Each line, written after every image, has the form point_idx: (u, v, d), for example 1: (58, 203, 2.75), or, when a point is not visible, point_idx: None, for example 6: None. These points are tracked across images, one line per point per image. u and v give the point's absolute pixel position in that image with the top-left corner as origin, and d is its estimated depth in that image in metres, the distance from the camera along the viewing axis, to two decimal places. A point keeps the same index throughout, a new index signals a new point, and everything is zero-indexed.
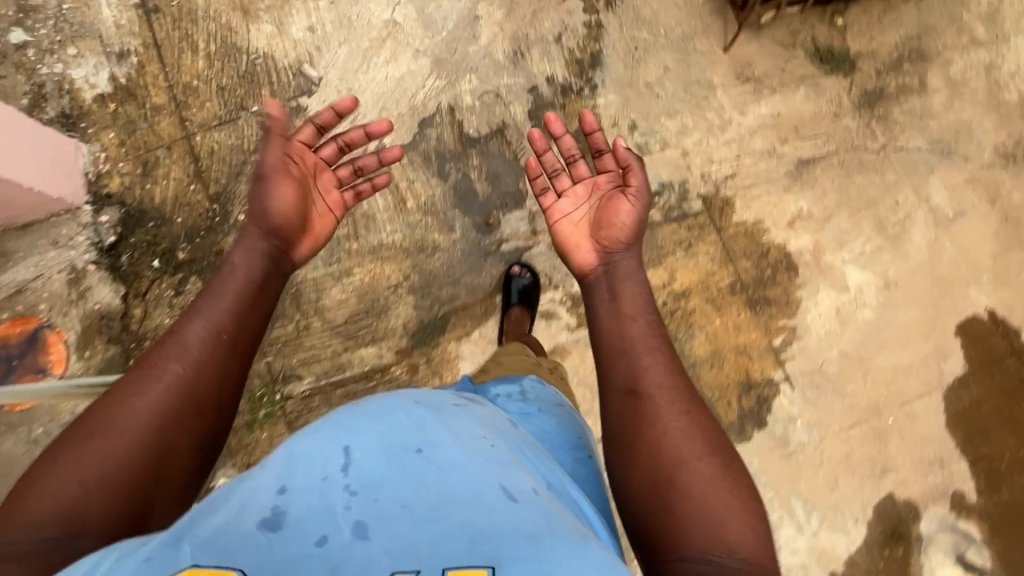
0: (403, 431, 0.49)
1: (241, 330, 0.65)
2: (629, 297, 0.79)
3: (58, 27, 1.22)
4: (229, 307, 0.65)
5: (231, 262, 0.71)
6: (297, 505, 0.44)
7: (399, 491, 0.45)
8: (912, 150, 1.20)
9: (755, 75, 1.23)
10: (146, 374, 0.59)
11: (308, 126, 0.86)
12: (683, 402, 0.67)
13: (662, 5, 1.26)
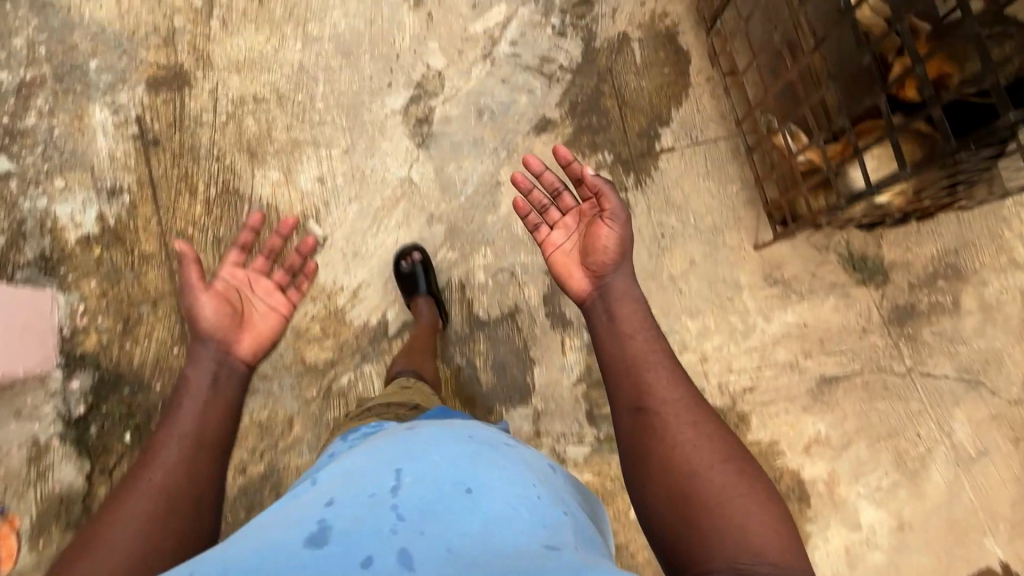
0: (451, 471, 0.61)
1: (198, 438, 0.71)
2: (627, 316, 0.79)
3: (47, 154, 1.13)
4: (191, 414, 0.72)
5: (184, 377, 0.77)
6: (347, 520, 0.54)
7: (448, 532, 0.53)
8: (939, 376, 1.15)
9: (784, 278, 1.17)
10: (129, 493, 0.65)
11: (234, 250, 0.88)
12: (688, 414, 0.70)
13: (693, 189, 1.20)
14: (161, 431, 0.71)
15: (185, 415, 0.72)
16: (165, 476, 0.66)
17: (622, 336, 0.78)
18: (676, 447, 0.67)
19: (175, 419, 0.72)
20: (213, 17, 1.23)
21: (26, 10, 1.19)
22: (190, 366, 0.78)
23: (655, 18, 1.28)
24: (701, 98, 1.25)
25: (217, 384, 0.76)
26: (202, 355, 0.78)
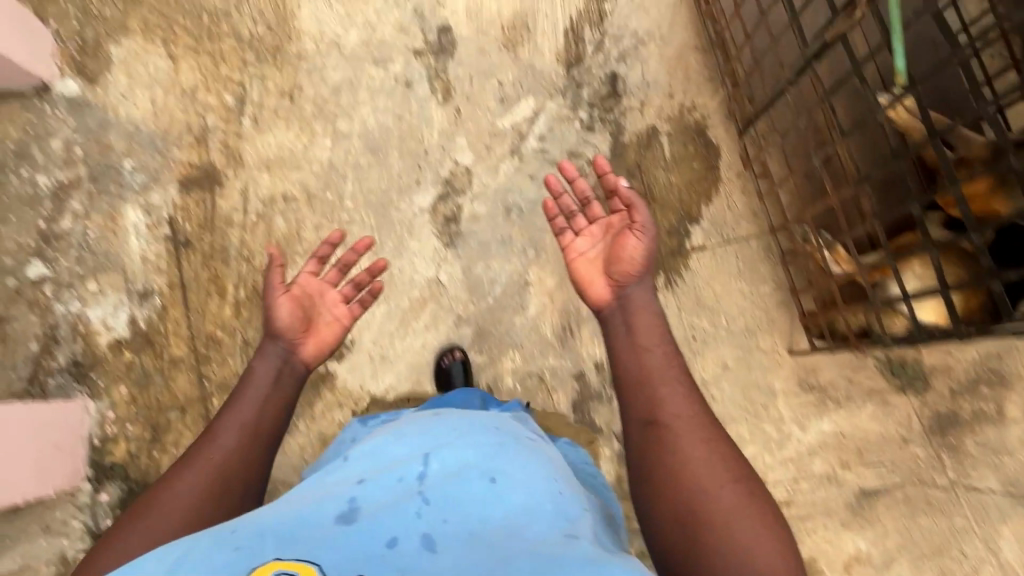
0: (474, 464, 0.64)
1: (254, 428, 0.77)
2: (645, 330, 0.81)
3: (80, 257, 1.14)
4: (253, 403, 0.79)
5: (252, 371, 0.83)
6: (376, 504, 0.59)
7: (468, 520, 0.58)
8: (983, 490, 1.11)
9: (820, 383, 1.14)
10: (188, 468, 0.72)
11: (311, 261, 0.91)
12: (701, 433, 0.72)
13: (725, 290, 1.18)
14: (224, 414, 0.78)
15: (249, 405, 0.79)
16: (222, 455, 0.73)
17: (643, 348, 0.80)
18: (688, 462, 0.70)
19: (237, 405, 0.79)
20: (245, 115, 1.24)
21: (64, 111, 1.21)
22: (258, 358, 0.84)
23: (683, 111, 1.28)
24: (732, 194, 1.23)
25: (274, 379, 0.82)
26: (270, 349, 0.84)
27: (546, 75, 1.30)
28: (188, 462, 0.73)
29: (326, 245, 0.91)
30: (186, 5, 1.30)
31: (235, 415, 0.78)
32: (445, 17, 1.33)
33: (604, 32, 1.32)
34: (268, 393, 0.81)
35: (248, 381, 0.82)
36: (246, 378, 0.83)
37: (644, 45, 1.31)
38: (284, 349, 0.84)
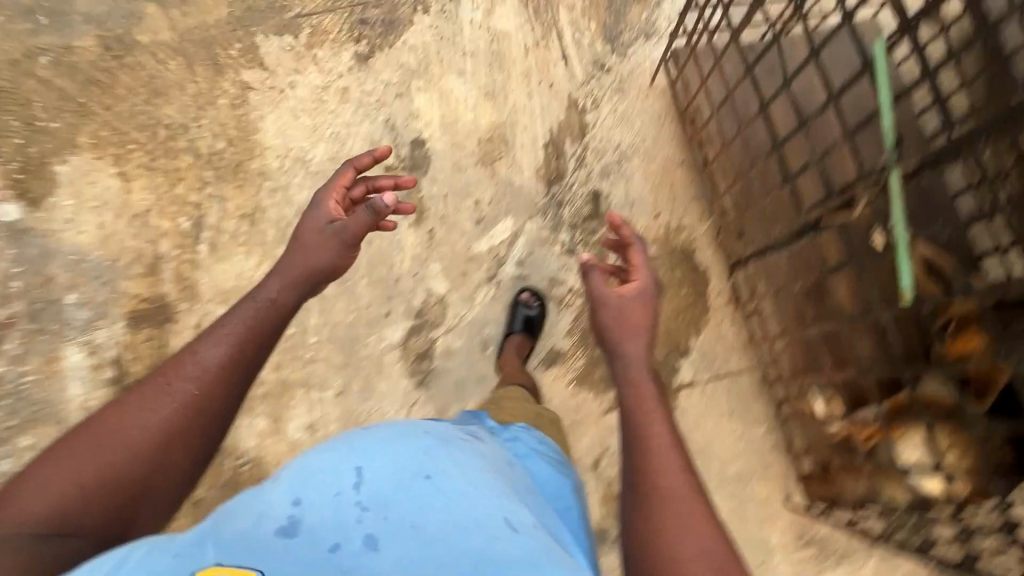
0: (412, 463, 0.57)
1: (249, 356, 0.68)
2: (645, 389, 0.67)
3: (15, 406, 1.05)
4: (251, 326, 0.69)
5: (266, 295, 0.73)
6: (316, 517, 0.51)
7: (408, 512, 0.52)
8: None
9: (818, 536, 1.07)
10: (157, 392, 0.62)
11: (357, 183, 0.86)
12: (682, 501, 0.57)
13: (715, 431, 1.11)
14: (205, 334, 0.67)
15: (240, 325, 0.69)
16: (199, 378, 0.63)
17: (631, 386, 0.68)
18: (663, 528, 0.55)
19: (223, 327, 0.68)
20: (201, 240, 1.16)
21: None
22: (271, 285, 0.74)
23: (669, 231, 1.21)
24: (722, 323, 1.16)
25: (276, 316, 0.72)
26: (290, 280, 0.75)
27: (526, 192, 1.23)
28: (162, 380, 0.63)
29: (370, 158, 0.84)
30: (142, 118, 1.23)
31: (219, 339, 0.67)
32: (418, 130, 1.26)
33: (585, 146, 1.26)
34: (268, 327, 0.71)
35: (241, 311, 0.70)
36: (243, 299, 0.72)
37: (627, 159, 1.26)
38: (308, 279, 0.76)
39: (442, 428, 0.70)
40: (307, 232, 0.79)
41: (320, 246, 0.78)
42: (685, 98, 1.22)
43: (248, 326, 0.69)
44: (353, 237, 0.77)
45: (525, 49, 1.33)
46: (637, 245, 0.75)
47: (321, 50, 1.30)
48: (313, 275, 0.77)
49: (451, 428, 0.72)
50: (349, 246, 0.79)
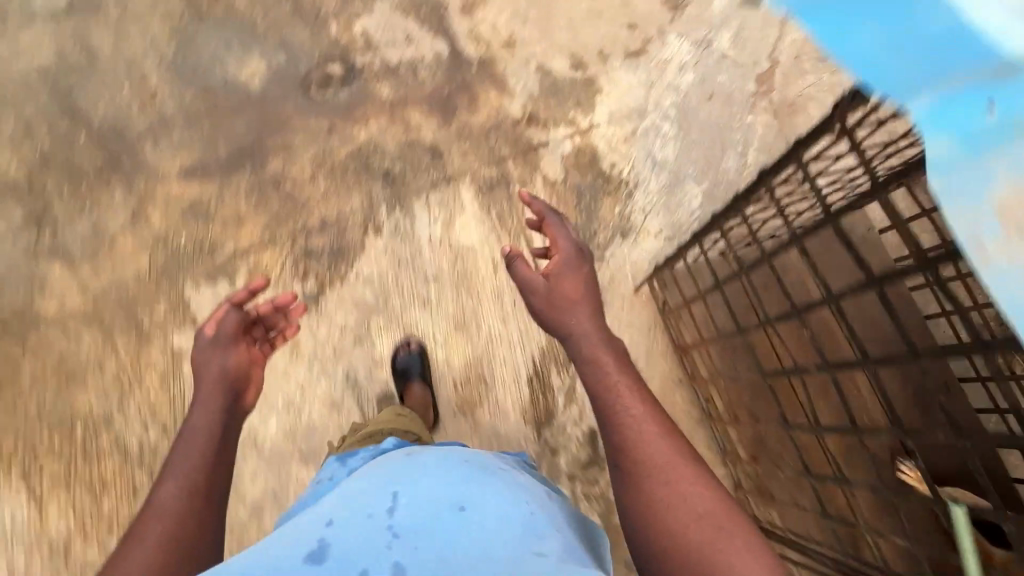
0: (445, 490, 0.55)
1: (201, 477, 0.62)
2: (613, 366, 0.70)
3: None
4: (189, 452, 0.63)
5: (186, 427, 0.66)
6: (346, 540, 0.49)
7: (438, 547, 0.48)
8: None
9: None
10: (128, 550, 0.56)
11: (228, 303, 0.77)
12: (666, 471, 0.61)
13: None
14: (157, 482, 0.62)
15: (180, 451, 0.64)
16: (174, 513, 0.58)
17: (592, 361, 0.71)
18: (654, 504, 0.60)
19: (168, 472, 0.62)
20: None
21: None
22: (194, 413, 0.68)
23: None
24: None
25: (211, 434, 0.66)
26: (210, 400, 0.68)
27: (513, 443, 1.10)
28: (127, 543, 0.57)
29: (245, 290, 0.78)
30: (55, 414, 1.05)
31: (168, 482, 0.61)
32: (385, 380, 1.14)
33: (573, 376, 1.13)
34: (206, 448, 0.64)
35: (178, 450, 0.64)
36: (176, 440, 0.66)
37: None
38: (220, 388, 0.69)
39: (486, 459, 0.67)
40: (199, 356, 0.73)
41: (211, 359, 0.72)
42: (689, 319, 1.10)
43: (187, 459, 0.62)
44: (229, 337, 0.73)
45: (493, 263, 1.20)
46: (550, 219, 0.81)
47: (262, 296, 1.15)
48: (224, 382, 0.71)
49: (495, 458, 0.69)
50: (233, 347, 0.74)
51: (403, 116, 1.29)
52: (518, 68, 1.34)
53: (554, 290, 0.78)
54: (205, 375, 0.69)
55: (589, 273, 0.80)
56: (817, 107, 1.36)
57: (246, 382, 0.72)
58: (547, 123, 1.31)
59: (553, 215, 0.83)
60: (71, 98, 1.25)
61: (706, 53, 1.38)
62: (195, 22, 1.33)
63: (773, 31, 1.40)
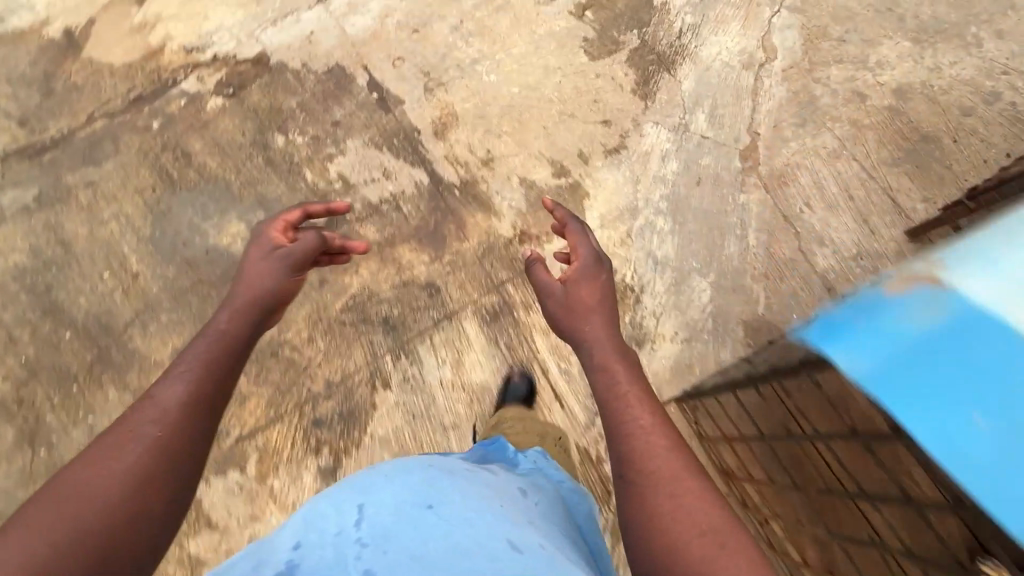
0: (409, 494, 0.61)
1: (211, 378, 0.67)
2: (626, 377, 0.77)
3: None
4: (201, 355, 0.69)
5: (214, 328, 0.74)
6: (314, 558, 0.54)
7: (408, 542, 0.54)
8: None
9: None
10: (123, 437, 0.59)
11: (296, 213, 0.95)
12: (672, 481, 0.63)
13: None
14: (165, 375, 0.66)
15: (200, 346, 0.70)
16: (180, 408, 0.62)
17: (603, 369, 0.78)
18: (657, 517, 0.61)
19: (180, 363, 0.68)
20: None
21: None
22: (223, 317, 0.76)
23: None
24: None
25: (234, 340, 0.73)
26: (242, 313, 0.76)
27: None
28: (122, 429, 0.60)
29: (317, 207, 0.95)
30: None
31: (177, 378, 0.66)
32: None
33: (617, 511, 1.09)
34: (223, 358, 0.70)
35: (200, 341, 0.71)
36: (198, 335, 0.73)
37: None
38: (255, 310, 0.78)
39: (451, 462, 0.75)
40: (255, 265, 0.84)
41: (265, 273, 0.83)
42: (729, 451, 1.03)
43: (203, 357, 0.68)
44: (293, 259, 0.84)
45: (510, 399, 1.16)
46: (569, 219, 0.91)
47: (277, 478, 1.10)
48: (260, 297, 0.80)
49: (459, 460, 0.78)
50: (282, 271, 0.84)
51: (393, 256, 1.25)
52: (501, 185, 1.32)
53: (568, 300, 0.88)
54: (251, 283, 0.79)
55: (606, 276, 0.90)
56: (807, 173, 1.34)
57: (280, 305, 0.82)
58: (540, 238, 1.28)
59: (575, 223, 0.96)
60: (52, 296, 1.21)
61: (685, 137, 1.37)
62: (169, 193, 1.31)
63: (746, 106, 1.40)
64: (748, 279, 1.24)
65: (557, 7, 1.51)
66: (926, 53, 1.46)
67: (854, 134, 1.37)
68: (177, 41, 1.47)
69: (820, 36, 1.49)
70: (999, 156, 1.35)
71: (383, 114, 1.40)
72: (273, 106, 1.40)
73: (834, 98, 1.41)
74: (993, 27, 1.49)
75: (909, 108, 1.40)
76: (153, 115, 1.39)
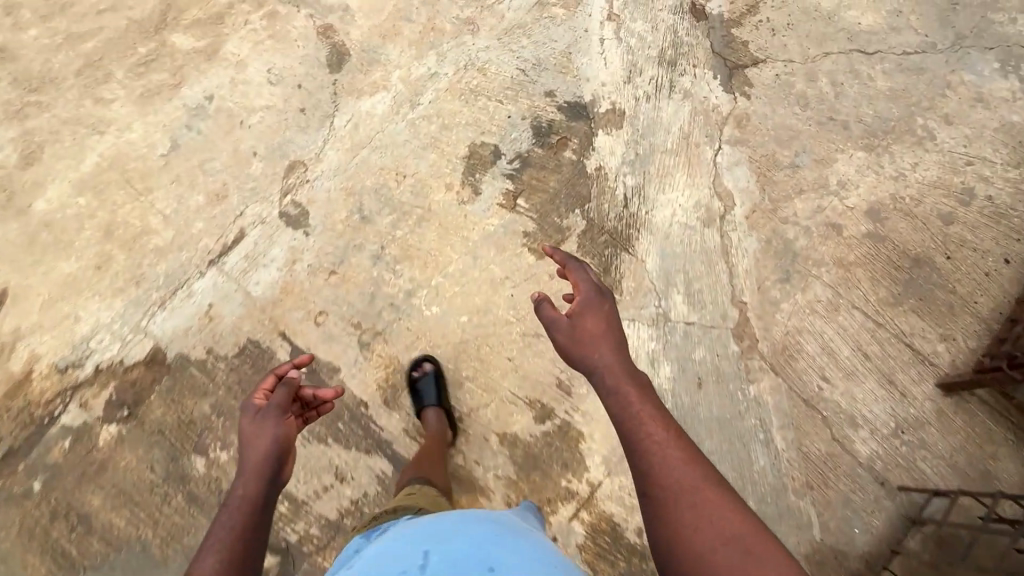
0: (471, 553, 0.63)
1: (237, 546, 0.72)
2: (644, 409, 0.80)
3: None
4: (222, 530, 0.74)
5: (230, 500, 0.77)
6: None
7: None
8: None
9: None
10: None
11: (270, 376, 0.93)
12: (689, 493, 0.70)
13: None
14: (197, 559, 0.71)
15: (223, 519, 0.75)
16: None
17: (616, 391, 0.82)
18: (682, 531, 0.67)
19: (211, 542, 0.73)
20: None
21: None
22: (237, 485, 0.78)
23: None
24: None
25: (249, 508, 0.76)
26: (253, 475, 0.79)
27: None
28: None
29: (291, 365, 0.94)
30: None
31: (209, 559, 0.71)
32: None
33: None
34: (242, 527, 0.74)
35: (222, 518, 0.75)
36: (221, 510, 0.77)
37: None
38: (264, 467, 0.80)
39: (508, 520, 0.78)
40: (247, 427, 0.84)
41: (263, 428, 0.83)
42: None
43: (227, 535, 0.73)
44: (281, 409, 0.85)
45: None
46: (568, 265, 0.93)
47: None
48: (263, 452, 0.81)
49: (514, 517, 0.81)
50: (280, 421, 0.85)
51: None
52: (479, 451, 1.13)
53: (569, 333, 0.90)
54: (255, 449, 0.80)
55: (610, 311, 0.91)
56: (812, 338, 1.18)
57: (290, 454, 0.84)
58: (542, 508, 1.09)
59: (574, 259, 0.96)
60: None
61: (668, 329, 1.19)
62: None
63: (722, 272, 1.25)
64: (791, 496, 1.06)
65: (484, 203, 1.34)
66: (884, 159, 1.35)
67: (844, 277, 1.23)
68: (45, 359, 1.20)
69: (772, 166, 1.36)
70: (999, 263, 1.23)
71: (317, 391, 1.17)
72: (183, 418, 1.16)
73: (810, 238, 1.28)
74: (939, 113, 1.41)
75: (889, 230, 1.27)
76: (32, 474, 1.12)
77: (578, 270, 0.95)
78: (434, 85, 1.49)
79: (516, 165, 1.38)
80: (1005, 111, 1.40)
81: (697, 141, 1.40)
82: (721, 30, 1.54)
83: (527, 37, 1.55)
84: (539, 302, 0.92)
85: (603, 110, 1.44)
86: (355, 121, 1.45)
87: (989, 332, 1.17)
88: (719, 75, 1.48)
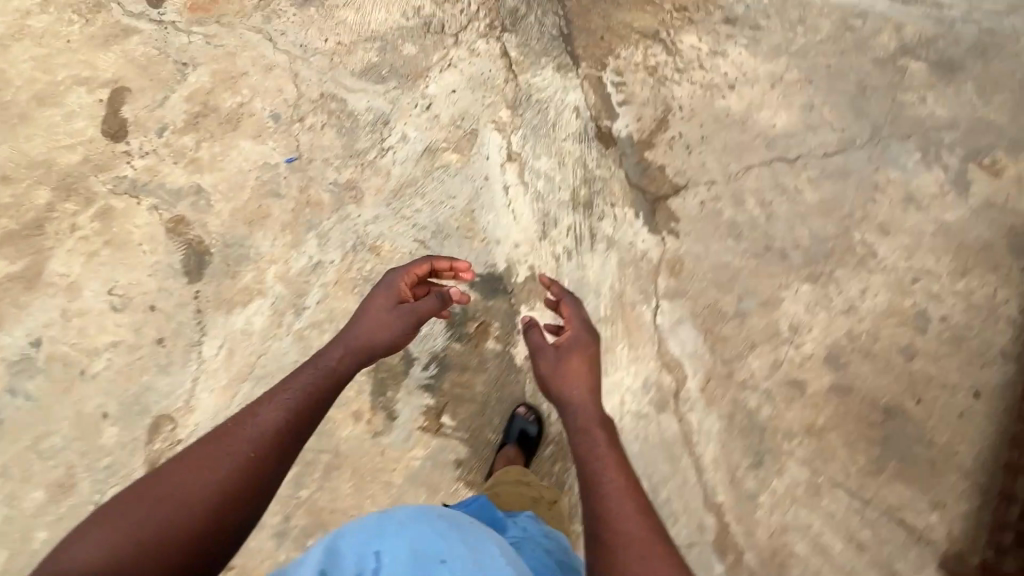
0: (429, 547, 0.66)
1: (300, 413, 0.80)
2: (610, 443, 0.79)
3: None
4: (297, 391, 0.82)
5: (321, 366, 0.88)
6: None
7: None
8: None
9: None
10: (221, 446, 0.74)
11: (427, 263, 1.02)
12: (643, 545, 0.66)
13: None
14: (264, 400, 0.80)
15: (299, 381, 0.84)
16: (256, 438, 0.76)
17: (582, 432, 0.81)
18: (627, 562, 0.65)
19: (284, 394, 0.82)
20: None
21: None
22: (336, 354, 0.90)
23: None
24: None
25: (332, 384, 0.87)
26: (352, 359, 0.90)
27: None
28: (216, 442, 0.75)
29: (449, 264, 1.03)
30: None
31: (280, 403, 0.80)
32: None
33: None
34: (313, 398, 0.83)
35: (304, 375, 0.85)
36: (309, 363, 0.89)
37: None
38: (358, 354, 0.91)
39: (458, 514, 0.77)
40: (380, 312, 0.96)
41: (389, 319, 0.95)
42: None
43: (306, 390, 0.83)
44: (421, 313, 0.97)
45: None
46: (563, 299, 0.96)
47: None
48: (373, 347, 0.92)
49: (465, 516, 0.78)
50: (409, 319, 0.96)
51: None
52: None
53: (549, 359, 0.91)
54: (375, 334, 0.93)
55: (594, 350, 0.92)
56: (797, 534, 1.09)
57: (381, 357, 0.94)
58: None
59: (569, 297, 0.98)
60: None
61: None
62: None
63: (688, 467, 1.15)
64: None
65: (402, 430, 1.13)
66: (831, 289, 1.24)
67: (817, 448, 1.13)
68: None
69: (716, 319, 1.22)
70: (970, 400, 1.14)
71: None
72: None
73: (774, 404, 1.15)
74: (874, 224, 1.29)
75: (852, 377, 1.16)
76: None
77: (570, 307, 0.97)
78: (320, 279, 1.26)
79: (433, 369, 1.17)
80: (939, 211, 1.29)
81: (631, 301, 1.24)
82: (633, 155, 1.37)
83: (420, 197, 1.34)
84: (531, 328, 0.96)
85: (522, 280, 1.26)
86: (229, 344, 1.22)
87: (974, 488, 1.09)
88: (641, 212, 1.32)
